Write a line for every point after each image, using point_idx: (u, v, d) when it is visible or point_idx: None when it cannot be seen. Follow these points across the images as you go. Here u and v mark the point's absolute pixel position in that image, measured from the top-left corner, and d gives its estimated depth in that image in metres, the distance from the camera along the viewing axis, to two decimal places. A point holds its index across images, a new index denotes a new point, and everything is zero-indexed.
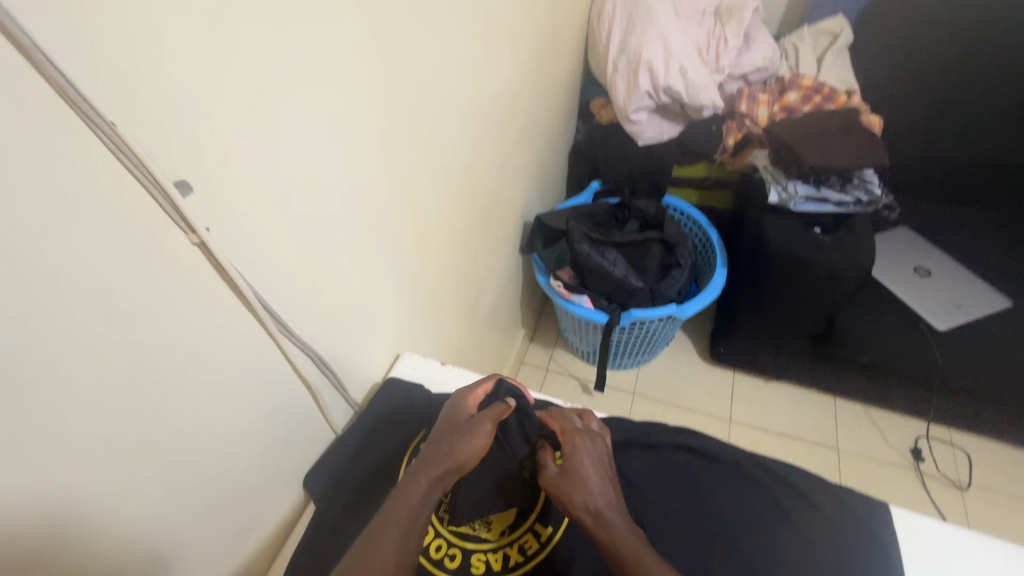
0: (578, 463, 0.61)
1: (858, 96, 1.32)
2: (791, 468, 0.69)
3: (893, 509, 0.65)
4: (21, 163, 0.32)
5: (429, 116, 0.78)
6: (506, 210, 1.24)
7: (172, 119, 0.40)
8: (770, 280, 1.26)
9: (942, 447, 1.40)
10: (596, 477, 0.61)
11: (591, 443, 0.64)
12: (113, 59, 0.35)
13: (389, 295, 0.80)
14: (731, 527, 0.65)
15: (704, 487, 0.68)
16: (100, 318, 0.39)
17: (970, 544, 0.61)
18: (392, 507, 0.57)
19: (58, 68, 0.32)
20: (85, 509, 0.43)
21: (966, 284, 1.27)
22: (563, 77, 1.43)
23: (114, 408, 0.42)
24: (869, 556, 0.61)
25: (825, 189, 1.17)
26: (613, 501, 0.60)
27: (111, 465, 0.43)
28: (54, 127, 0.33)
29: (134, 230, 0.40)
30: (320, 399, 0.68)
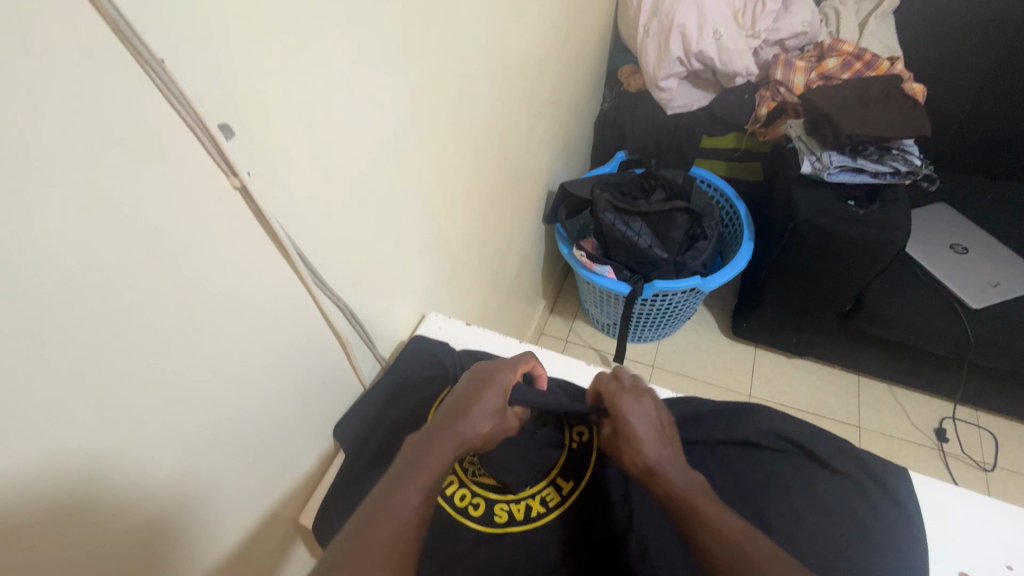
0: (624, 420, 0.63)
1: (901, 63, 1.26)
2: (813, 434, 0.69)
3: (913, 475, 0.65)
4: (78, 96, 0.33)
5: (458, 74, 0.78)
6: (532, 177, 1.23)
7: (215, 60, 0.40)
8: (798, 254, 1.24)
9: (968, 429, 1.38)
10: (645, 433, 0.62)
11: (636, 399, 0.65)
12: None
13: (415, 255, 0.81)
14: (747, 489, 0.65)
15: (722, 450, 0.69)
16: (153, 251, 0.40)
17: (987, 510, 0.62)
18: (417, 461, 0.55)
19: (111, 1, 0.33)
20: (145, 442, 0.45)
21: (1005, 262, 1.23)
22: (592, 42, 1.40)
23: (167, 343, 0.44)
24: (889, 520, 0.61)
25: (862, 160, 1.13)
26: (663, 451, 0.61)
27: (163, 398, 0.45)
28: (111, 60, 0.34)
29: (180, 170, 0.41)
30: (350, 352, 0.70)
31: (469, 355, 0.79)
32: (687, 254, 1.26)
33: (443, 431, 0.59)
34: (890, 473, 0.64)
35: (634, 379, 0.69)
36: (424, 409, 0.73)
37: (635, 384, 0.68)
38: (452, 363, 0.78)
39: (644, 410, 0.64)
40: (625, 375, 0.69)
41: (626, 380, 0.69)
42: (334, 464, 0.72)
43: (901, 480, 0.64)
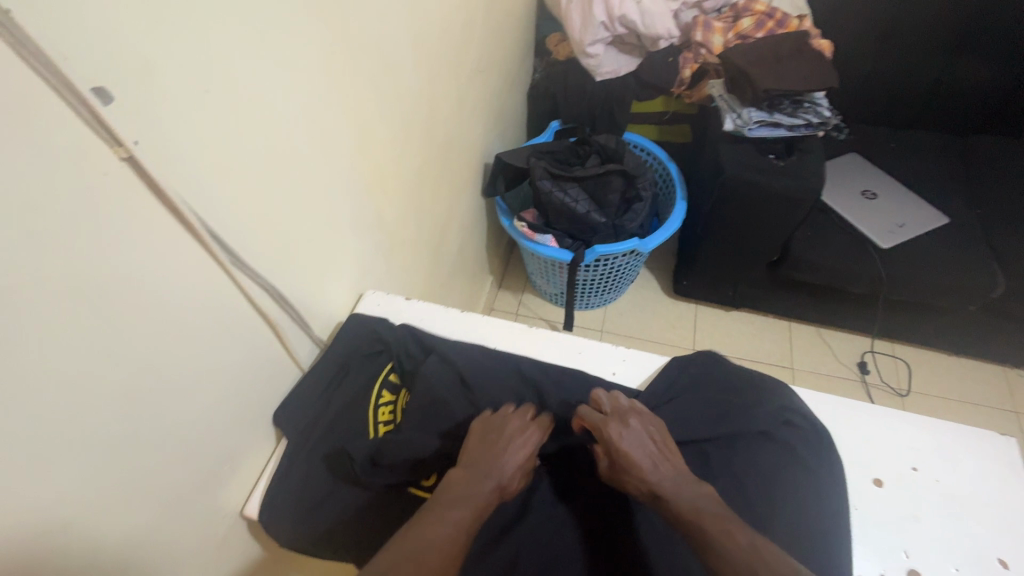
0: (619, 449, 0.59)
1: (809, 20, 1.33)
2: (739, 376, 0.71)
3: (827, 398, 0.67)
4: None
5: (373, 38, 0.74)
6: (465, 149, 1.21)
7: (79, 15, 0.36)
8: (727, 207, 1.29)
9: (886, 360, 1.51)
10: (643, 458, 0.58)
11: (627, 424, 0.61)
12: None
13: (346, 231, 0.78)
14: (679, 418, 0.65)
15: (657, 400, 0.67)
16: (27, 230, 0.37)
17: (893, 416, 0.65)
18: (450, 499, 0.54)
19: None
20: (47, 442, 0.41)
21: (908, 204, 1.34)
22: (516, 10, 1.38)
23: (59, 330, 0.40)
24: (814, 443, 0.62)
25: (779, 114, 1.18)
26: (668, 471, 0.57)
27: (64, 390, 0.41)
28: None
29: (51, 138, 0.37)
30: (282, 335, 0.67)
31: (409, 328, 0.76)
32: (624, 217, 1.28)
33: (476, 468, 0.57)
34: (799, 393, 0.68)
35: (616, 402, 0.63)
36: (368, 387, 0.71)
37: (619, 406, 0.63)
38: (394, 338, 0.75)
39: (637, 434, 0.60)
40: (607, 400, 0.64)
41: (609, 405, 0.63)
42: (276, 452, 0.69)
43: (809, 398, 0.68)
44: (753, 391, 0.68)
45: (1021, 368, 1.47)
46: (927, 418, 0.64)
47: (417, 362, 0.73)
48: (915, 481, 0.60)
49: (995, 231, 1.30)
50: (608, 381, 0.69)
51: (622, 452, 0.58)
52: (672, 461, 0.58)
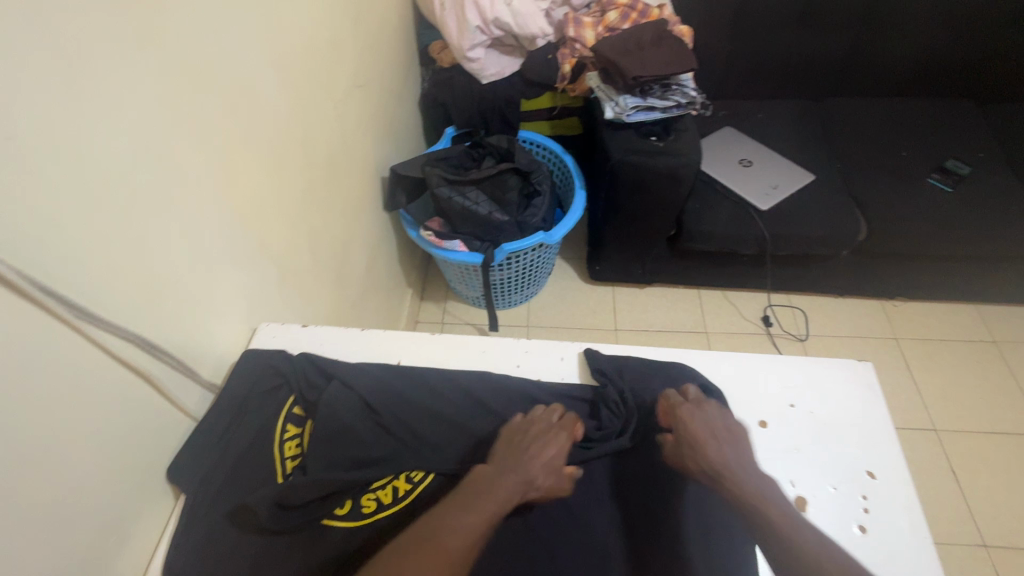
0: (688, 427, 0.61)
1: (668, 9, 1.42)
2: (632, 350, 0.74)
3: (710, 355, 0.72)
4: None
5: (223, 64, 0.71)
6: (356, 166, 1.19)
7: None
8: (621, 191, 1.36)
9: (786, 310, 1.64)
10: (717, 447, 0.60)
11: (697, 409, 0.63)
12: None
13: (225, 266, 0.74)
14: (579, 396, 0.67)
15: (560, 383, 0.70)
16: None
17: (767, 361, 0.71)
18: (469, 494, 0.57)
19: None
20: None
21: (778, 168, 1.47)
22: (391, 22, 1.38)
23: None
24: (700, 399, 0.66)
25: (651, 98, 1.26)
26: (740, 455, 0.60)
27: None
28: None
29: None
30: (161, 386, 0.63)
31: (306, 354, 0.73)
32: (526, 212, 1.31)
33: (498, 466, 0.59)
34: (690, 355, 0.72)
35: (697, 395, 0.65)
36: (269, 424, 0.68)
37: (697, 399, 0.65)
38: (292, 368, 0.71)
39: (714, 423, 0.62)
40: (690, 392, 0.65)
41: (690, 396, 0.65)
42: (174, 511, 0.65)
43: (699, 357, 0.72)
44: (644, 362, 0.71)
45: (896, 299, 1.65)
46: (800, 357, 0.71)
47: (318, 389, 0.70)
48: (792, 416, 0.66)
49: (853, 183, 1.45)
50: (512, 373, 0.71)
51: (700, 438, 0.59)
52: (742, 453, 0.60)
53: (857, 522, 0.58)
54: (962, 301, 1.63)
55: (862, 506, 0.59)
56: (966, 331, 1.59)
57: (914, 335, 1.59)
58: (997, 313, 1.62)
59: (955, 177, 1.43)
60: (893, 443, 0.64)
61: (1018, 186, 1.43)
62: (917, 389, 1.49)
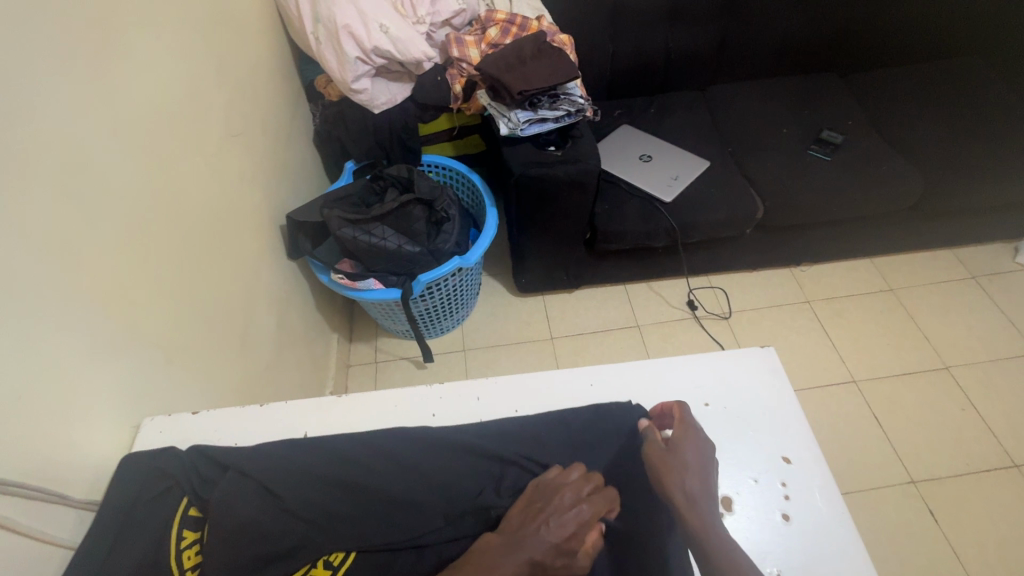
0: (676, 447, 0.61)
1: (547, 20, 1.43)
2: (547, 375, 0.72)
3: (624, 365, 0.72)
4: None
5: (48, 144, 0.63)
6: (246, 220, 1.12)
7: None
8: (531, 203, 1.36)
9: (708, 291, 1.71)
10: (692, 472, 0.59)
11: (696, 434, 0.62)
12: None
13: (89, 364, 0.66)
14: (496, 435, 0.65)
15: (475, 425, 0.67)
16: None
17: (678, 363, 0.71)
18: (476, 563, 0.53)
19: None
20: None
21: (676, 159, 1.52)
22: (266, 62, 1.31)
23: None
24: (614, 410, 0.66)
25: (542, 110, 1.25)
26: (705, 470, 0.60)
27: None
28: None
29: None
30: (17, 524, 0.54)
31: (192, 449, 0.66)
32: (438, 240, 1.27)
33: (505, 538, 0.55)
34: (605, 370, 0.72)
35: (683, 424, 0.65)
36: (161, 535, 0.60)
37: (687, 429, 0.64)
38: (180, 469, 0.64)
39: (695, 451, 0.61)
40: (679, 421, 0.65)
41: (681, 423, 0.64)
42: None
43: (614, 370, 0.71)
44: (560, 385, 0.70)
45: (803, 264, 1.75)
46: (708, 353, 0.72)
47: (212, 485, 0.63)
48: (708, 416, 0.67)
49: (747, 164, 1.53)
50: (427, 424, 0.67)
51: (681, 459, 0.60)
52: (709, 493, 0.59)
53: (781, 511, 0.60)
54: (860, 257, 1.76)
55: (783, 494, 0.61)
56: (868, 284, 1.72)
57: (824, 295, 1.70)
58: (890, 262, 1.77)
59: (832, 146, 1.54)
60: (802, 422, 0.66)
61: (886, 146, 1.56)
62: (834, 346, 1.59)
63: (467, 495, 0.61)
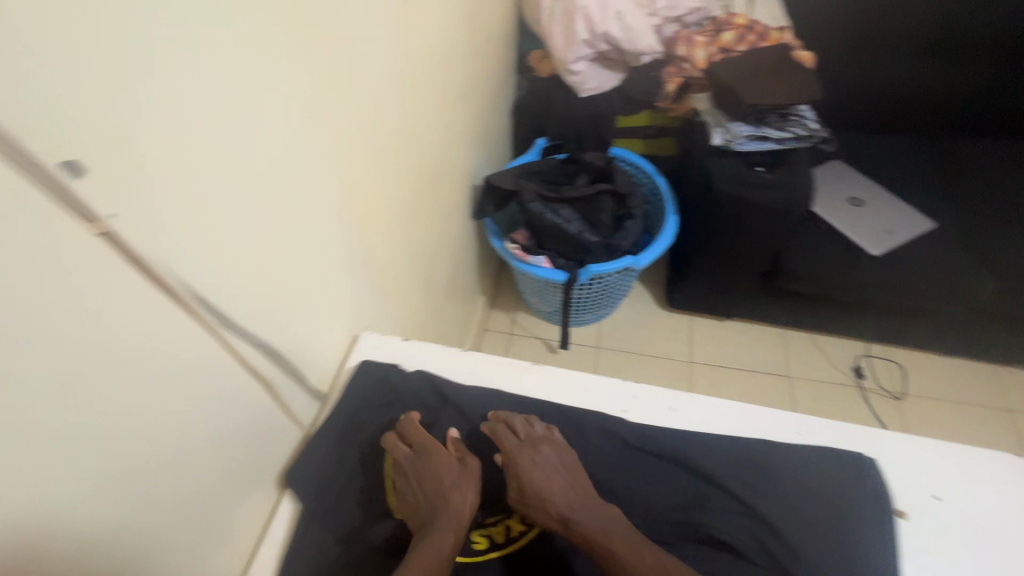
0: (528, 463, 0.63)
1: (789, 32, 1.33)
2: (749, 408, 0.68)
3: (838, 425, 0.66)
4: None
5: (359, 75, 0.71)
6: (453, 176, 1.19)
7: (64, 97, 0.34)
8: (719, 221, 1.29)
9: (881, 364, 1.51)
10: (550, 479, 0.62)
11: (535, 458, 0.63)
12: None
13: (338, 273, 0.75)
14: (695, 454, 0.64)
15: (671, 434, 0.65)
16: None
17: (904, 443, 0.64)
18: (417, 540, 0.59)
19: None
20: (23, 534, 0.38)
21: (894, 212, 1.35)
22: (498, 29, 1.36)
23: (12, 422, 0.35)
24: (825, 468, 0.61)
25: (766, 128, 1.18)
26: (566, 484, 0.62)
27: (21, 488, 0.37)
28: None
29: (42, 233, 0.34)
30: (278, 392, 0.64)
31: (418, 373, 0.75)
32: (617, 235, 1.26)
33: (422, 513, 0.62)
34: (816, 424, 0.66)
35: (529, 430, 0.65)
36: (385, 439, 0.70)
37: (535, 435, 0.65)
38: (407, 388, 0.73)
39: (552, 456, 0.64)
40: (518, 426, 0.66)
41: (523, 431, 0.65)
42: (280, 516, 0.66)
43: (824, 426, 0.66)
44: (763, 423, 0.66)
45: (1013, 365, 1.48)
46: (936, 444, 0.63)
47: (433, 413, 0.72)
48: (934, 514, 0.59)
49: (984, 234, 1.31)
50: (617, 420, 0.68)
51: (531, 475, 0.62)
52: (581, 490, 0.62)
53: None
54: None
55: None
56: None
57: None
58: None
59: None
60: None
61: None
62: None
63: (665, 499, 0.63)
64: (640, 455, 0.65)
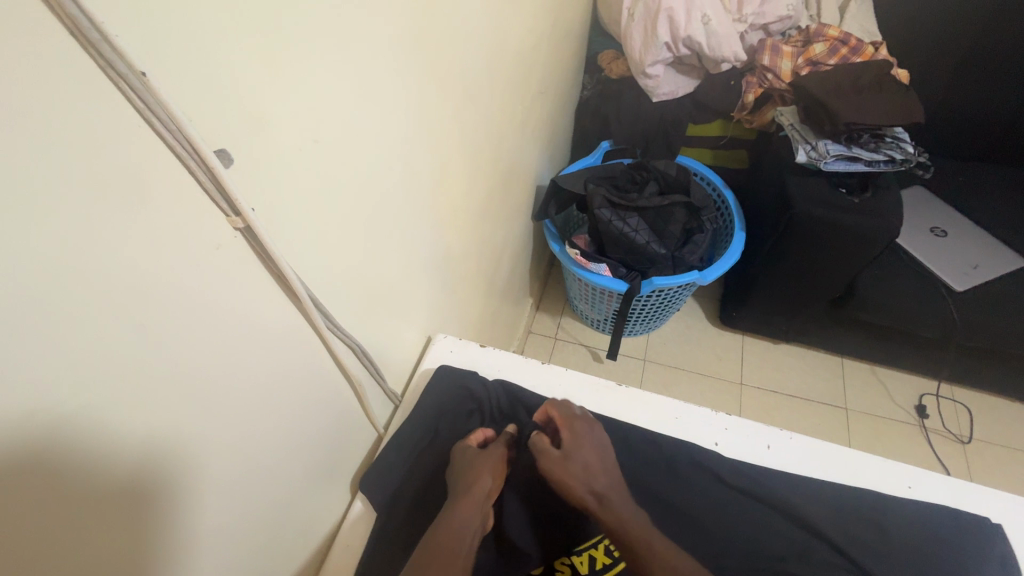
0: (577, 440, 0.64)
1: (884, 48, 1.26)
2: (844, 451, 0.67)
3: (936, 477, 0.65)
4: (54, 132, 0.24)
5: (462, 68, 0.68)
6: (523, 176, 1.15)
7: (219, 80, 0.32)
8: (793, 243, 1.23)
9: (947, 405, 1.44)
10: (595, 462, 0.62)
11: (587, 435, 0.64)
12: (167, 21, 0.28)
13: (421, 272, 0.73)
14: (795, 500, 0.62)
15: (769, 475, 0.64)
16: (106, 315, 0.29)
17: (1003, 502, 0.63)
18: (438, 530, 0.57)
19: (102, 31, 0.25)
20: (132, 528, 0.36)
21: (979, 244, 1.26)
22: (575, 25, 1.32)
23: (132, 424, 0.33)
24: (927, 524, 0.61)
25: (857, 148, 1.11)
26: (607, 468, 0.62)
27: (128, 489, 0.35)
28: (21, 52, 0.22)
29: (183, 223, 0.33)
30: (363, 395, 0.63)
31: (501, 384, 0.74)
32: (684, 249, 1.22)
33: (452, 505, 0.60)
34: (913, 474, 0.65)
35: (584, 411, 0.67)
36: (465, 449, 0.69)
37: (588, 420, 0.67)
38: (486, 396, 0.72)
39: (600, 443, 0.65)
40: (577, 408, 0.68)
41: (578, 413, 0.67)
42: (351, 515, 0.65)
43: (922, 478, 0.65)
44: (861, 471, 0.65)
45: None
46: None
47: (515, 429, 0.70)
48: None
49: None
50: (714, 455, 0.66)
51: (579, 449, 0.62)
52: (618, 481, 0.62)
53: None
54: None
55: None
56: None
57: None
58: None
59: None
60: None
61: None
62: None
63: (764, 546, 0.61)
64: (741, 497, 0.63)
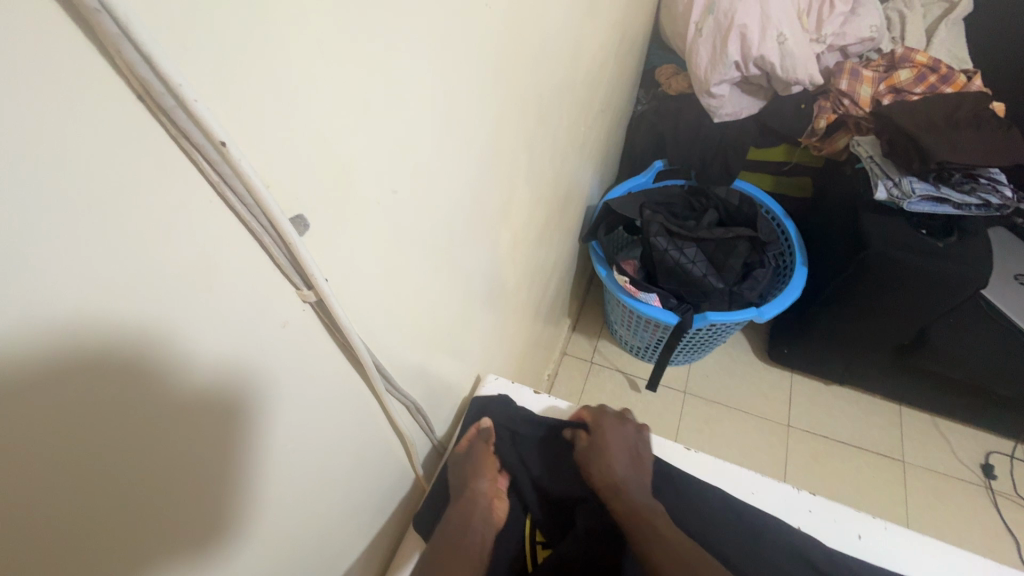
0: (604, 434, 0.70)
1: (978, 77, 1.16)
2: (944, 549, 0.62)
3: None
4: (119, 216, 0.21)
5: (538, 93, 0.62)
6: (576, 198, 1.09)
7: (303, 141, 0.27)
8: (864, 285, 1.13)
9: (1017, 466, 1.33)
10: (616, 452, 0.68)
11: (615, 432, 0.71)
12: (250, 81, 0.23)
13: (477, 310, 0.67)
14: None
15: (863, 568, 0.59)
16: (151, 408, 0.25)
17: None
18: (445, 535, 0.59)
19: (181, 100, 0.20)
20: (200, 522, 0.32)
21: None
22: (638, 39, 1.24)
23: (195, 361, 0.27)
24: None
25: (946, 189, 1.03)
26: (631, 468, 0.67)
27: (178, 430, 0.28)
28: (82, 132, 0.18)
29: (246, 304, 0.28)
30: (412, 449, 0.58)
31: (549, 430, 0.71)
32: (743, 284, 1.14)
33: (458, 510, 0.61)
34: None
35: (612, 411, 0.75)
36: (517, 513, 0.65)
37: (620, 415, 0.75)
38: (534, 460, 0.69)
39: (626, 435, 0.71)
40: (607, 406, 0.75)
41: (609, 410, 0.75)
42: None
43: None
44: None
45: None
46: None
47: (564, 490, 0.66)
48: None
49: None
50: (801, 537, 0.61)
51: (604, 442, 0.69)
52: (640, 474, 0.68)
53: None
54: None
55: None
56: None
57: None
58: None
59: None
60: None
61: None
62: None
63: None
64: None
